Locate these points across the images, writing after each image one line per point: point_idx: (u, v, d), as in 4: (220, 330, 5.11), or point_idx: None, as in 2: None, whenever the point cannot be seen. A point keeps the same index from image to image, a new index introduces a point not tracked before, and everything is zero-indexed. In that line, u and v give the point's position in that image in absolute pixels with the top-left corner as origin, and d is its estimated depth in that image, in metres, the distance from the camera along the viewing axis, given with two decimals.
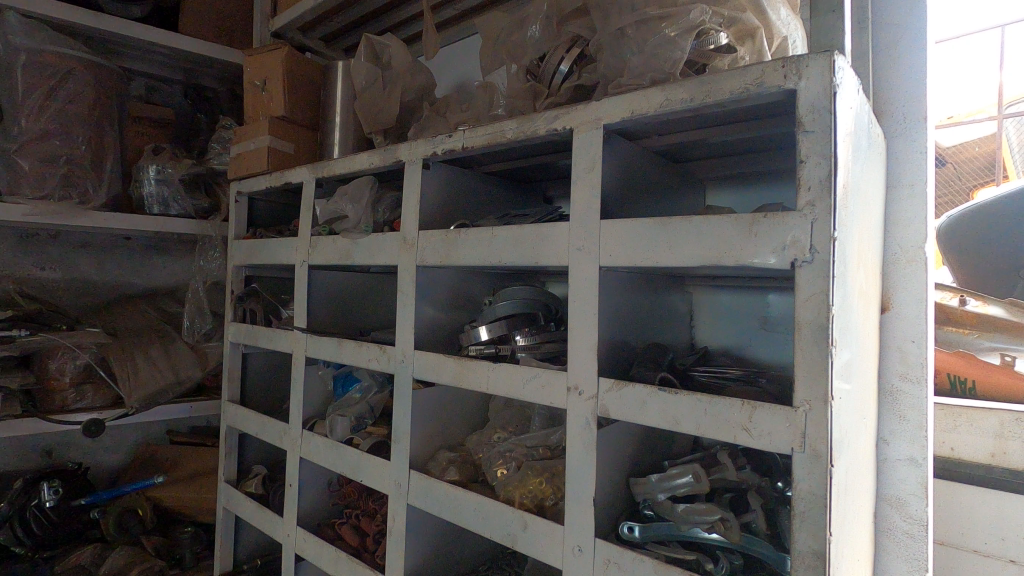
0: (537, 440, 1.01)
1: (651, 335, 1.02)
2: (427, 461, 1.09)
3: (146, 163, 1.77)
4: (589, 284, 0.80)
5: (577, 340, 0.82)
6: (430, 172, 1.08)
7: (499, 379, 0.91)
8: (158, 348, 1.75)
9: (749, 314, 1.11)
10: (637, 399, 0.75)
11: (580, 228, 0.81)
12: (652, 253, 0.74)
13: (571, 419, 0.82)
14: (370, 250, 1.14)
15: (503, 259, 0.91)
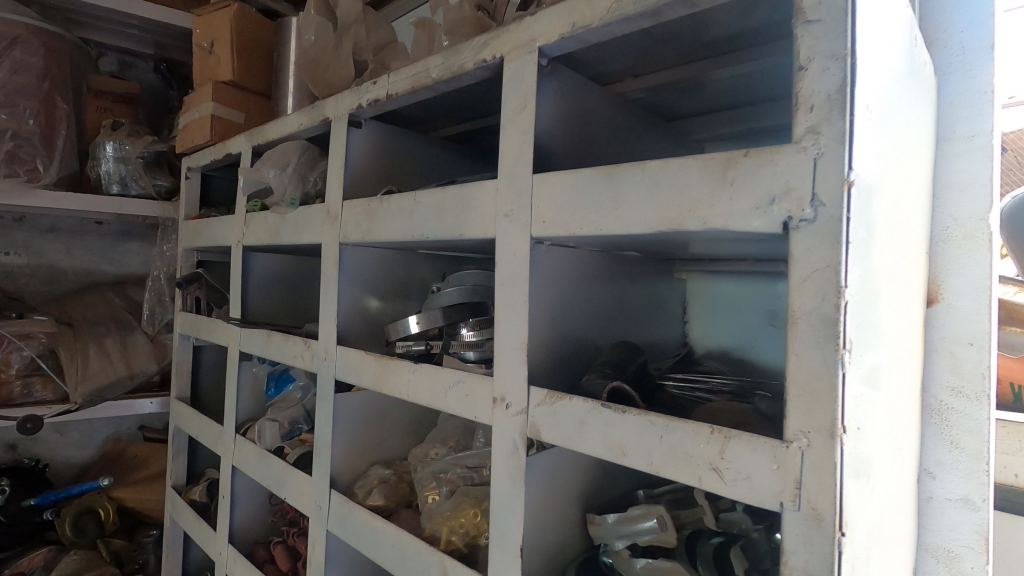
0: (479, 459, 0.82)
1: (624, 331, 0.81)
2: (355, 479, 0.91)
3: (103, 138, 1.63)
4: (518, 262, 0.60)
5: (506, 335, 0.62)
6: (360, 131, 0.90)
7: (421, 385, 0.72)
8: (116, 339, 1.64)
9: (755, 306, 0.89)
10: (573, 418, 0.55)
11: (508, 187, 0.61)
12: (593, 215, 0.53)
13: (497, 440, 0.62)
14: (295, 226, 0.96)
15: (424, 233, 0.72)
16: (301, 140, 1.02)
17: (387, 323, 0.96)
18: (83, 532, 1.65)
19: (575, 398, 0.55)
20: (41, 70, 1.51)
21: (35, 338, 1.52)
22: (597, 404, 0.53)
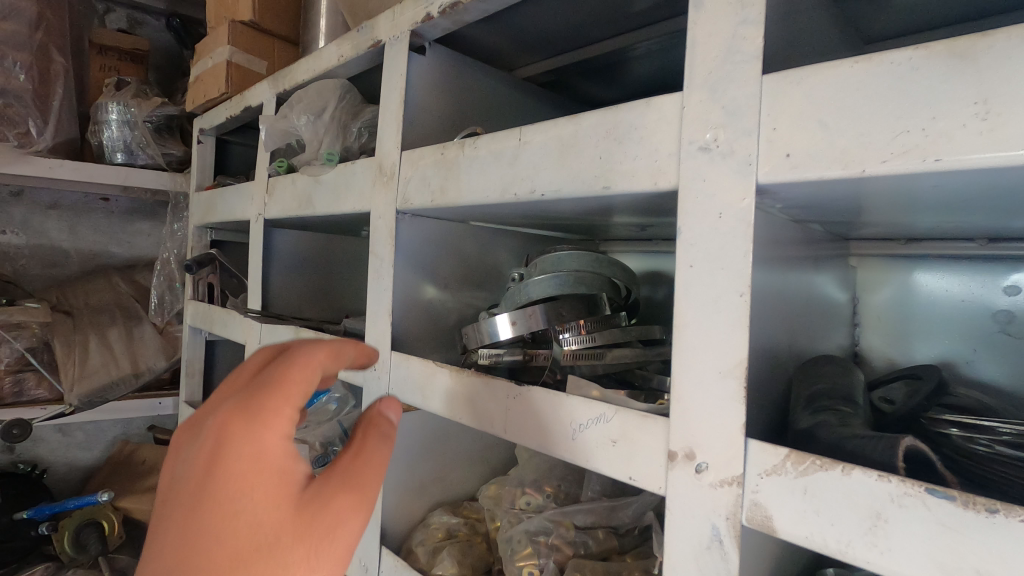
0: (594, 516, 0.59)
1: (807, 339, 0.54)
2: (413, 529, 0.68)
3: (105, 99, 1.41)
4: (726, 227, 0.35)
5: (692, 351, 0.37)
6: (423, 58, 0.66)
7: (528, 419, 0.48)
8: (120, 330, 1.44)
9: (969, 305, 0.60)
10: (856, 506, 0.30)
11: (709, 102, 0.36)
12: (914, 134, 0.28)
13: (673, 521, 0.38)
14: (334, 189, 0.73)
15: (536, 187, 0.47)
16: (341, 79, 0.78)
17: (454, 321, 0.72)
18: (83, 547, 1.44)
19: (857, 471, 0.30)
20: (34, 17, 1.30)
21: (29, 327, 1.33)
22: (916, 489, 0.28)
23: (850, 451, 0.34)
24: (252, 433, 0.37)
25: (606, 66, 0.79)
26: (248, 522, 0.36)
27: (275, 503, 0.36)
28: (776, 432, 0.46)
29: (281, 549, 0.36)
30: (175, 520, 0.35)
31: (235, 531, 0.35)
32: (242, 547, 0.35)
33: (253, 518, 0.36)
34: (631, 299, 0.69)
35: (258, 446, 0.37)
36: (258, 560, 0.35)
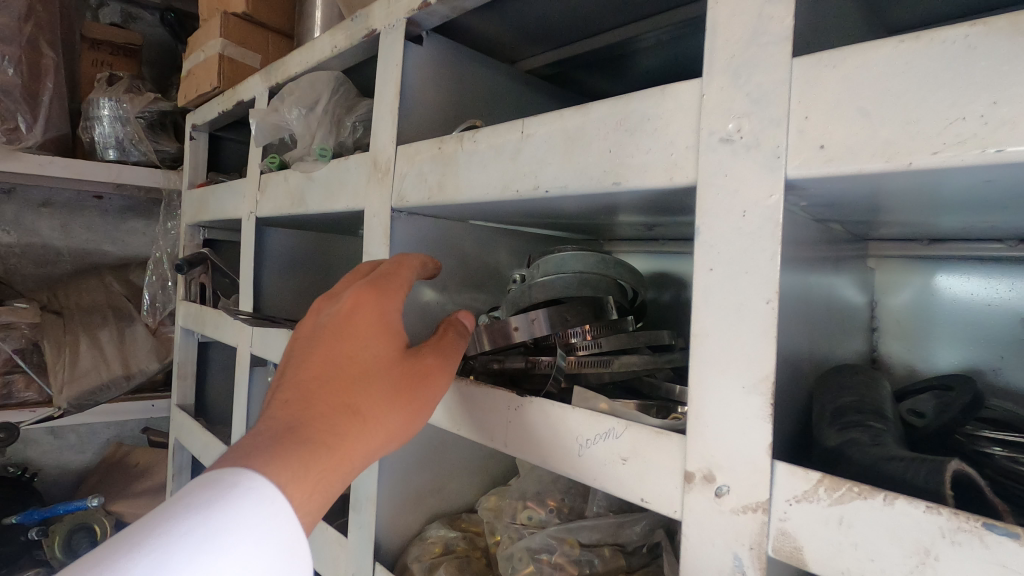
0: (599, 533, 0.55)
1: (826, 346, 0.51)
2: (408, 544, 0.65)
3: (97, 95, 1.38)
4: (750, 227, 0.32)
5: (712, 362, 0.34)
6: (420, 49, 0.62)
7: (531, 431, 0.45)
8: (112, 331, 1.41)
9: (996, 310, 0.55)
10: (901, 539, 0.27)
11: (732, 89, 0.33)
12: (972, 121, 0.25)
13: (690, 549, 0.35)
14: (327, 186, 0.69)
15: (539, 182, 0.44)
16: (335, 71, 0.75)
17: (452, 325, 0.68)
18: (75, 554, 1.39)
19: (901, 501, 0.27)
20: (23, 10, 1.26)
21: (18, 327, 1.30)
22: (972, 524, 0.25)
23: (890, 476, 0.30)
24: (378, 298, 0.45)
25: (611, 57, 0.75)
26: (367, 354, 0.42)
27: (389, 351, 0.43)
28: (798, 448, 0.43)
29: (390, 382, 0.42)
30: (309, 352, 0.42)
31: (358, 357, 0.42)
32: (363, 371, 0.42)
33: (373, 355, 0.43)
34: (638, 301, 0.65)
35: (382, 303, 0.45)
36: (374, 390, 0.42)
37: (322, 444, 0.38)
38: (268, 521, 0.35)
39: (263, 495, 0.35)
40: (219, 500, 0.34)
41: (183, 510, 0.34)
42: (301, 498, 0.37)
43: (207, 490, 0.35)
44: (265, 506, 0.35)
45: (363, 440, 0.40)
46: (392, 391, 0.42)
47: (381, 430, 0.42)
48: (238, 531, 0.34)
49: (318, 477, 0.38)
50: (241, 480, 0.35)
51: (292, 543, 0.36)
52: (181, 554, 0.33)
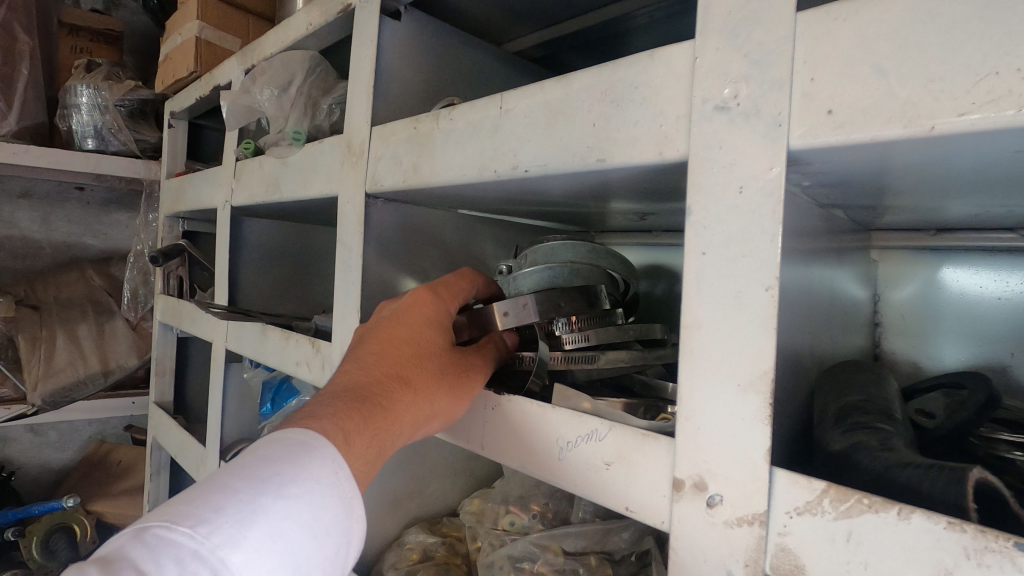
0: (585, 540, 0.52)
1: (827, 342, 0.47)
2: (386, 550, 0.62)
3: (75, 81, 1.33)
4: (748, 205, 0.29)
5: (706, 358, 0.30)
6: (398, 25, 0.59)
7: (511, 432, 0.42)
8: (91, 326, 1.37)
9: (1009, 304, 0.52)
10: (919, 560, 0.23)
11: (728, 51, 0.29)
12: (1006, 76, 0.21)
13: (678, 564, 0.31)
14: (300, 171, 0.65)
15: (518, 161, 0.40)
16: (311, 51, 0.71)
17: None
18: (53, 554, 1.34)
19: (918, 515, 0.23)
20: None
21: None
22: (1002, 543, 0.21)
23: (903, 486, 0.27)
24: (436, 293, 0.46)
25: (603, 38, 0.71)
26: (418, 338, 0.43)
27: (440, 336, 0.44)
28: (798, 451, 0.39)
29: (438, 365, 0.43)
30: (370, 335, 0.44)
31: (409, 339, 0.43)
32: (415, 351, 0.43)
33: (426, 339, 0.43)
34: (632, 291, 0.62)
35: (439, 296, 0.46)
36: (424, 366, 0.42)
37: (372, 410, 0.39)
38: (338, 473, 0.36)
39: (312, 450, 0.36)
40: (297, 453, 0.36)
41: (265, 458, 0.36)
42: (343, 456, 0.37)
43: (273, 442, 0.37)
44: (324, 461, 0.36)
45: (403, 415, 0.40)
46: (441, 373, 0.42)
47: (424, 409, 0.41)
48: (312, 482, 0.35)
49: (360, 439, 0.38)
50: (311, 440, 0.36)
51: (348, 501, 0.37)
52: (265, 498, 0.34)
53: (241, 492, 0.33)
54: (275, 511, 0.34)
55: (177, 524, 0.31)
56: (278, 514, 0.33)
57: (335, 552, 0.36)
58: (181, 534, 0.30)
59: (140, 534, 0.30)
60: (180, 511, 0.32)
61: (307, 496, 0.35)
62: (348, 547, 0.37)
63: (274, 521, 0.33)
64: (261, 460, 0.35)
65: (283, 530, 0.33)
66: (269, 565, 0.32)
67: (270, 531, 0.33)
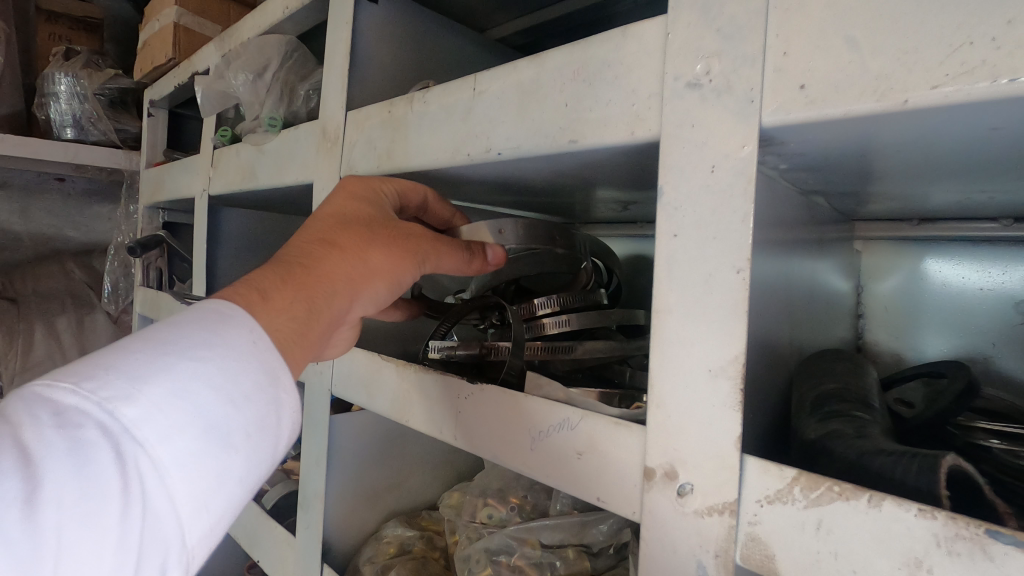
0: (563, 533, 0.51)
1: (808, 330, 0.47)
2: (362, 543, 0.61)
3: (53, 70, 1.31)
4: (720, 184, 0.28)
5: (678, 344, 0.29)
6: (375, 7, 0.57)
7: (484, 418, 0.40)
8: (70, 320, 1.39)
9: (990, 294, 0.51)
10: (889, 549, 0.23)
11: (700, 27, 0.28)
12: (981, 46, 0.20)
13: (648, 556, 0.30)
14: (276, 158, 0.64)
15: (490, 142, 0.39)
16: (288, 35, 0.69)
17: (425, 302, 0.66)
18: None
19: (889, 503, 0.23)
20: None
21: None
22: (973, 531, 0.21)
23: (877, 473, 0.26)
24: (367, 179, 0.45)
25: (588, 23, 0.70)
26: (347, 209, 0.41)
27: (371, 207, 0.42)
28: (776, 441, 0.39)
29: (367, 225, 0.40)
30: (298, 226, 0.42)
31: (336, 212, 0.41)
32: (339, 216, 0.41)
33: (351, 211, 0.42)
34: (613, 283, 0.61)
35: (369, 181, 0.45)
36: (354, 228, 0.40)
37: (295, 271, 0.36)
38: (253, 331, 0.32)
39: (223, 311, 0.33)
40: (210, 320, 0.32)
41: (174, 325, 0.31)
42: (261, 312, 0.34)
43: (192, 309, 0.33)
44: (240, 327, 0.32)
45: (336, 274, 0.38)
46: (369, 230, 0.40)
47: (361, 269, 0.39)
48: (227, 345, 0.31)
49: (281, 293, 0.35)
50: (226, 306, 0.33)
51: (272, 370, 0.32)
52: (167, 355, 0.29)
53: (142, 351, 0.29)
54: (179, 369, 0.29)
55: (60, 381, 0.27)
56: (185, 373, 0.29)
57: (264, 419, 0.31)
58: (64, 390, 0.26)
59: (21, 394, 0.26)
60: (70, 370, 0.28)
61: (218, 359, 0.30)
62: (274, 424, 0.32)
63: (177, 377, 0.28)
64: (169, 326, 0.31)
65: (189, 387, 0.29)
66: (173, 422, 0.27)
67: (176, 388, 0.28)
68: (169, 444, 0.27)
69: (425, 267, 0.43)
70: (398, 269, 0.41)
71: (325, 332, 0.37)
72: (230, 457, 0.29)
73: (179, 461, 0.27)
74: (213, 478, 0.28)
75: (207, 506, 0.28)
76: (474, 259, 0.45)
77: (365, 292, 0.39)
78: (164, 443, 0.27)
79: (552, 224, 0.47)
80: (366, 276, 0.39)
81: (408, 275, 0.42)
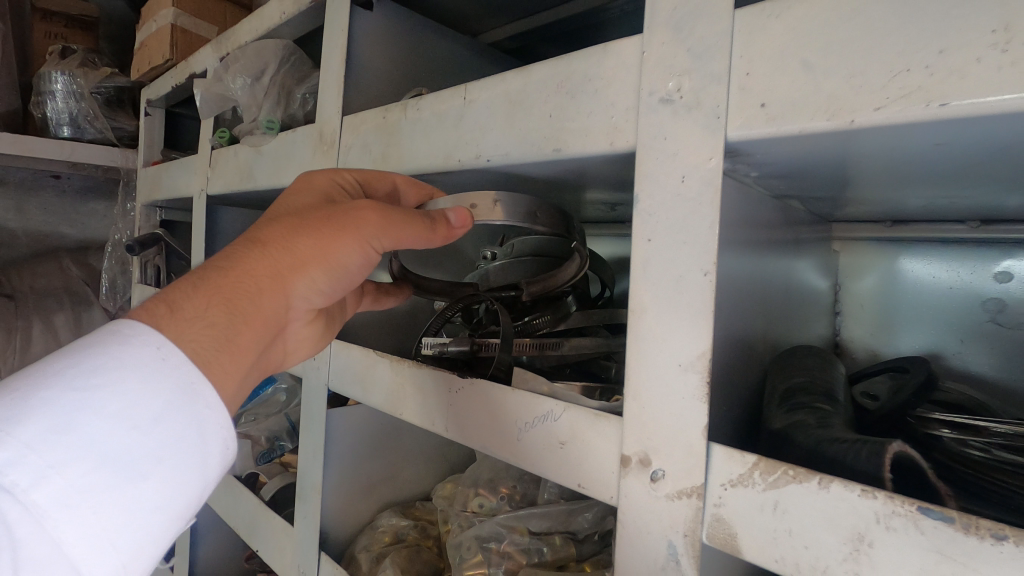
0: (550, 521, 0.53)
1: (783, 328, 0.49)
2: (357, 533, 0.63)
3: (49, 68, 1.31)
4: (689, 193, 0.30)
5: (654, 342, 0.31)
6: (370, 14, 0.59)
7: (473, 412, 0.43)
8: (68, 316, 1.42)
9: (956, 293, 0.54)
10: (836, 525, 0.25)
11: (673, 47, 0.30)
12: (917, 73, 0.23)
13: (624, 536, 0.33)
14: (273, 160, 0.66)
15: (480, 150, 0.41)
16: (285, 39, 0.71)
17: (419, 302, 0.68)
18: None
19: (836, 484, 0.25)
20: None
21: None
22: (907, 508, 0.23)
23: (831, 460, 0.29)
24: (315, 175, 0.44)
25: (577, 29, 0.72)
26: (280, 208, 0.40)
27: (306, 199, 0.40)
28: (750, 433, 0.41)
29: (295, 214, 0.38)
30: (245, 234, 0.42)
31: (270, 212, 0.40)
32: (274, 214, 0.39)
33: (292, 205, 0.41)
34: (604, 295, 0.64)
35: (326, 176, 0.44)
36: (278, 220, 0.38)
37: (211, 271, 0.35)
38: (156, 350, 0.32)
39: (127, 330, 0.33)
40: (108, 343, 0.32)
41: (71, 353, 0.32)
42: (168, 327, 0.33)
43: (106, 330, 0.34)
44: (145, 345, 0.32)
45: (256, 268, 0.36)
46: (299, 218, 0.38)
47: (286, 260, 0.37)
48: (122, 370, 0.31)
49: (191, 298, 0.34)
50: (128, 324, 0.33)
51: (183, 387, 0.32)
52: (53, 391, 0.30)
53: (24, 389, 0.30)
54: (64, 405, 0.29)
55: None
56: (68, 409, 0.29)
57: (169, 442, 0.32)
58: None
59: None
60: None
61: (109, 389, 0.31)
62: (180, 445, 0.32)
63: (58, 415, 0.29)
64: (64, 354, 0.32)
65: (72, 424, 0.29)
66: (48, 463, 0.28)
67: (55, 427, 0.29)
68: (43, 488, 0.28)
69: (375, 244, 0.39)
70: (331, 252, 0.38)
71: (259, 334, 0.36)
72: (135, 487, 0.30)
73: (63, 500, 0.28)
74: (113, 511, 0.29)
75: (110, 542, 0.29)
76: (436, 224, 0.41)
77: (299, 284, 0.38)
78: (41, 485, 0.28)
79: (534, 200, 0.44)
80: (295, 267, 0.37)
81: (352, 256, 0.39)
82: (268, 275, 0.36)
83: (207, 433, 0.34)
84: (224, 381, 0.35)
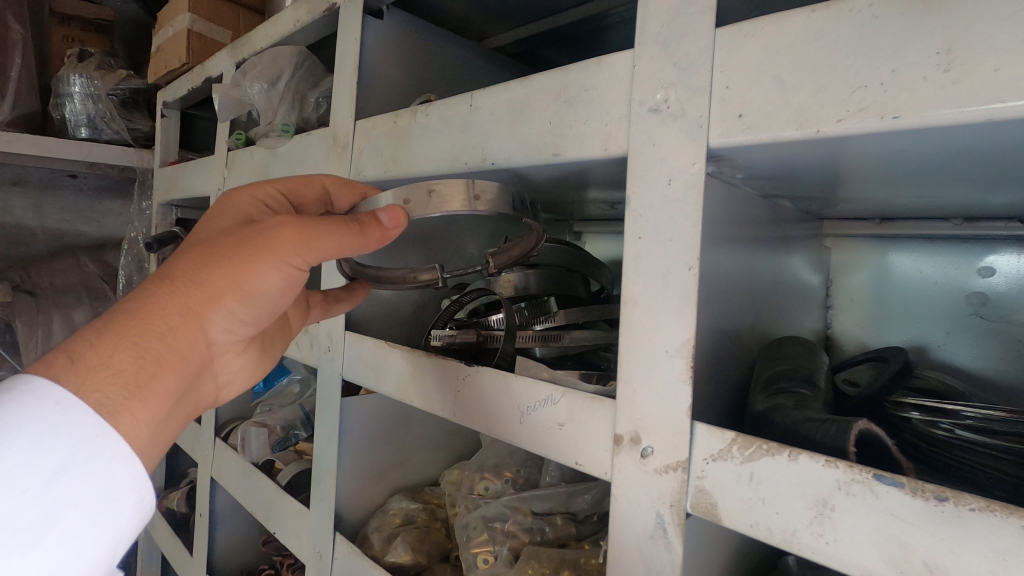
0: (553, 502, 0.56)
1: (772, 320, 0.52)
2: (369, 516, 0.66)
3: (68, 71, 1.35)
4: (676, 195, 0.33)
5: (644, 330, 0.34)
6: (380, 23, 0.62)
7: (477, 398, 0.46)
8: (86, 312, 1.50)
9: (941, 287, 0.56)
10: (805, 491, 0.28)
11: (662, 61, 0.33)
12: (873, 89, 0.26)
13: (619, 507, 0.36)
14: (289, 161, 0.69)
15: (486, 153, 0.44)
16: (298, 46, 0.74)
17: (428, 297, 0.72)
18: None
19: (804, 456, 0.28)
20: None
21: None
22: (864, 475, 0.26)
23: (804, 437, 0.31)
24: (236, 197, 0.44)
25: (578, 34, 0.75)
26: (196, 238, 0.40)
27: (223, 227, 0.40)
28: (738, 418, 0.44)
29: (207, 245, 0.38)
30: None
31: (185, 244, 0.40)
32: (188, 246, 0.40)
33: (211, 232, 0.41)
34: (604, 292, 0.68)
35: (249, 197, 0.44)
36: (188, 254, 0.38)
37: (118, 315, 0.36)
38: (57, 405, 0.33)
39: (25, 386, 0.34)
40: (8, 399, 0.33)
41: None
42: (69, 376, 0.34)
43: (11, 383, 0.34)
44: (44, 401, 0.33)
45: (165, 306, 0.36)
46: (208, 248, 0.38)
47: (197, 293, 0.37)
48: (21, 429, 0.32)
49: (95, 343, 0.34)
50: (27, 379, 0.34)
51: (85, 441, 0.34)
52: None
53: None
54: None
55: None
56: None
57: (72, 497, 0.34)
58: None
59: None
60: None
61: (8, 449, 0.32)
62: (84, 500, 0.34)
63: None
64: None
65: None
66: None
67: None
68: None
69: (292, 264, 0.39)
70: (245, 279, 0.38)
71: (174, 369, 0.37)
72: (33, 548, 0.32)
73: None
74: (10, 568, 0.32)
75: None
76: (367, 228, 0.40)
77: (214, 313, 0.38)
78: None
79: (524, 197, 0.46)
80: (207, 299, 0.38)
81: (268, 279, 0.38)
82: (180, 311, 0.37)
83: (114, 487, 0.36)
84: (134, 419, 0.36)
